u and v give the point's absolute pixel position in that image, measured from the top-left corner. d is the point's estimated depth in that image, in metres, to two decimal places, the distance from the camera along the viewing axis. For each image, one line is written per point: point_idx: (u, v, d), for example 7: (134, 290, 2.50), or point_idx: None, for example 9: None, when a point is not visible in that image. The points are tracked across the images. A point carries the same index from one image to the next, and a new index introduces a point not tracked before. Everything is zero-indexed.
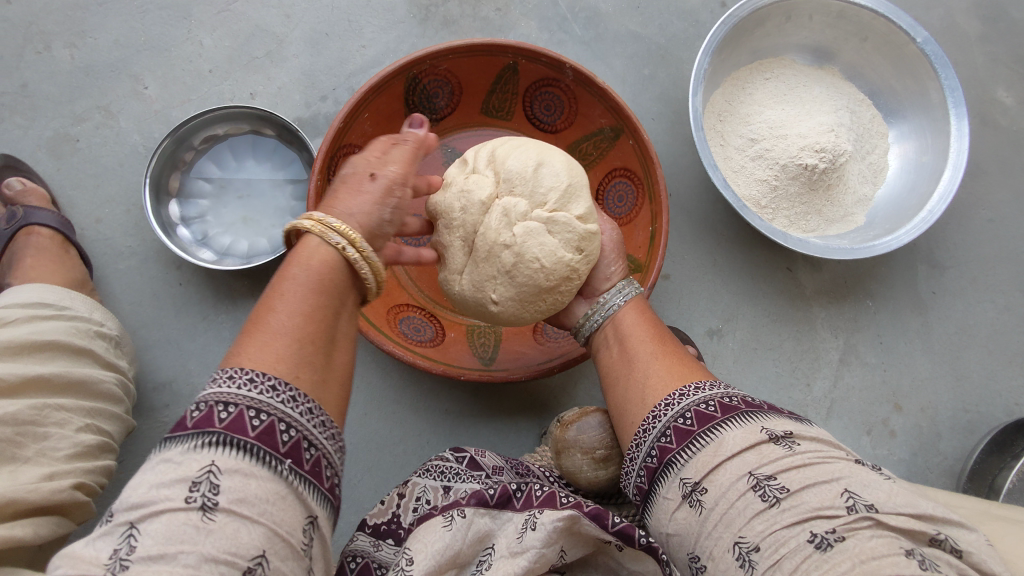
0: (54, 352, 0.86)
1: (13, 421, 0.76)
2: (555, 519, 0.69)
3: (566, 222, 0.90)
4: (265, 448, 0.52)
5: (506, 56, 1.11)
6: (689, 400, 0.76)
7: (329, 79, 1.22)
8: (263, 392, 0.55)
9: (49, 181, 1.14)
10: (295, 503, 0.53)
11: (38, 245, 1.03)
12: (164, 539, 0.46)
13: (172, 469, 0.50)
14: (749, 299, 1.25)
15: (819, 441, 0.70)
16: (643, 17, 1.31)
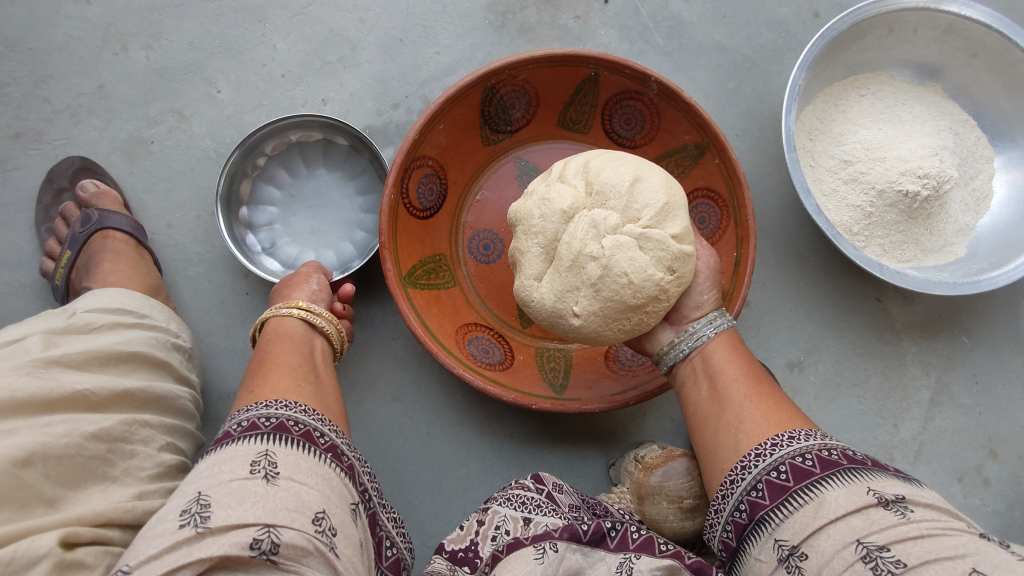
0: (137, 364, 0.84)
1: (105, 437, 0.73)
2: (655, 568, 0.67)
3: (661, 238, 0.84)
4: (306, 441, 0.63)
5: (588, 67, 1.06)
6: (784, 450, 0.71)
7: (402, 86, 1.19)
8: (296, 409, 0.67)
9: (122, 184, 1.14)
10: (341, 487, 0.63)
11: (114, 249, 1.02)
12: (239, 494, 0.55)
13: (228, 458, 0.59)
14: (834, 330, 1.17)
15: (935, 508, 0.64)
16: (729, 27, 1.24)
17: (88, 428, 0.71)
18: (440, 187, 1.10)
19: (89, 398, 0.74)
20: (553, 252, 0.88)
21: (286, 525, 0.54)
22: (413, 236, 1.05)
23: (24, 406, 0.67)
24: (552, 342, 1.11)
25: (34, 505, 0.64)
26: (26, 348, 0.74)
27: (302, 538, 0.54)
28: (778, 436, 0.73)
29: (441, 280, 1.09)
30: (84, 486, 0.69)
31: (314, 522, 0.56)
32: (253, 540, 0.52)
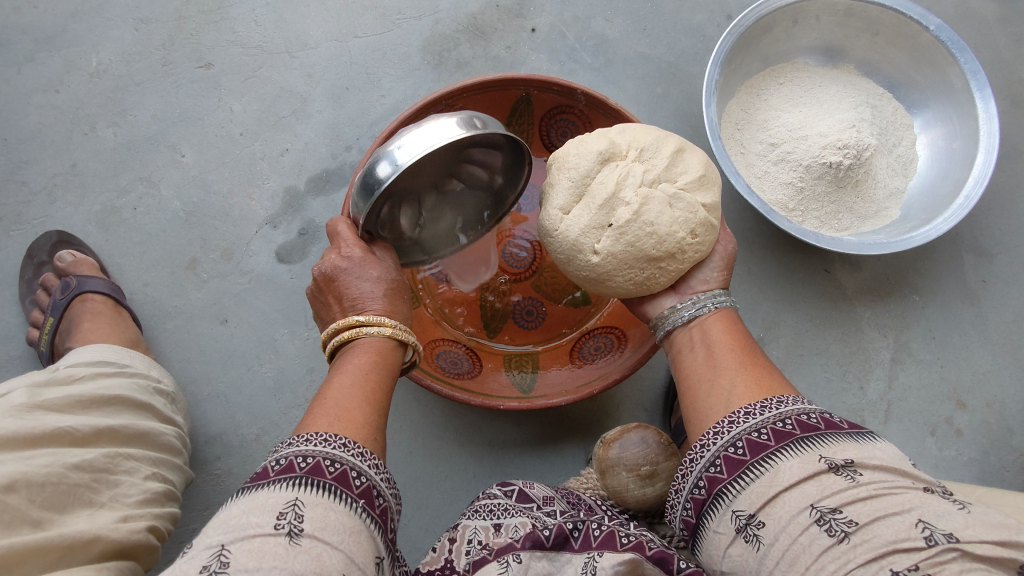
0: (119, 406, 0.90)
1: (88, 467, 0.80)
2: (616, 564, 0.67)
3: (691, 202, 0.88)
4: (339, 487, 0.61)
5: (518, 89, 1.14)
6: (740, 427, 0.68)
7: (353, 129, 1.27)
8: (336, 445, 0.65)
9: (100, 251, 1.21)
10: (368, 538, 0.61)
11: (93, 310, 1.09)
12: (258, 555, 0.53)
13: (259, 502, 0.58)
14: (789, 304, 1.22)
15: (887, 468, 0.62)
16: (651, 38, 1.34)
17: (71, 460, 0.79)
18: None
19: (74, 435, 0.81)
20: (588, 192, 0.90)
21: None
22: None
23: (7, 441, 0.76)
24: (517, 348, 1.16)
25: (19, 524, 0.71)
26: (14, 399, 0.82)
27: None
28: (757, 402, 0.70)
29: None
30: (71, 510, 0.77)
31: None
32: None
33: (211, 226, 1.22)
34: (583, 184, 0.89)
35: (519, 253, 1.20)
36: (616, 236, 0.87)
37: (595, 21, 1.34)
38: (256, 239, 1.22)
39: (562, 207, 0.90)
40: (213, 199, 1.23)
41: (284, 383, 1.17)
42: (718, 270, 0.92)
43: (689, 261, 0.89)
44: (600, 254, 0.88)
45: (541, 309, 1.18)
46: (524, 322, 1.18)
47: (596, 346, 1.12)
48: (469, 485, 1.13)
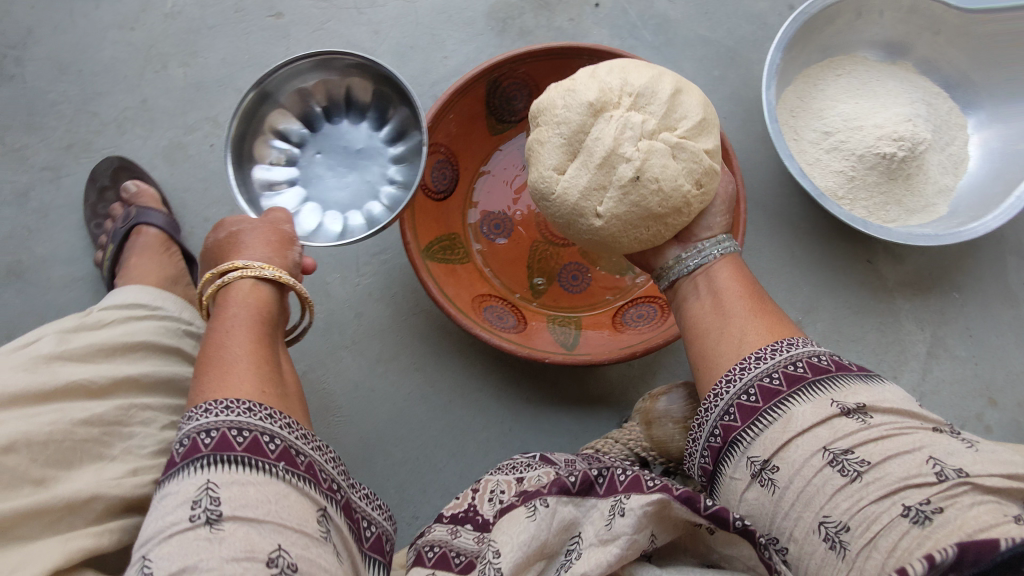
0: (144, 352, 0.87)
1: (98, 421, 0.76)
2: (644, 504, 0.69)
3: (693, 151, 0.89)
4: (220, 453, 0.65)
5: (581, 59, 1.16)
6: (752, 373, 0.72)
7: (415, 88, 1.30)
8: (239, 412, 0.69)
9: (164, 185, 1.25)
10: (301, 497, 0.67)
11: (145, 245, 1.11)
12: (184, 550, 0.59)
13: (172, 498, 0.63)
14: (829, 291, 1.25)
15: (897, 409, 0.66)
16: (712, 21, 1.36)
17: (77, 415, 0.74)
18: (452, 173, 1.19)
19: (90, 386, 0.77)
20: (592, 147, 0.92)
21: None
22: (431, 216, 1.15)
23: (18, 396, 0.71)
24: (562, 311, 1.19)
25: (21, 485, 0.67)
26: (39, 347, 0.78)
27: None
28: (767, 347, 0.74)
29: (456, 255, 1.17)
30: (79, 466, 0.72)
31: (269, 565, 0.60)
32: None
33: None
34: (567, 143, 0.91)
35: None
36: (620, 194, 0.89)
37: (658, 1, 1.36)
38: None
39: (553, 167, 0.92)
40: None
41: (332, 325, 1.19)
42: (721, 216, 0.94)
43: (693, 212, 0.91)
44: (605, 218, 0.90)
45: (587, 274, 1.21)
46: (569, 285, 1.21)
47: (639, 314, 1.14)
48: (504, 438, 1.16)
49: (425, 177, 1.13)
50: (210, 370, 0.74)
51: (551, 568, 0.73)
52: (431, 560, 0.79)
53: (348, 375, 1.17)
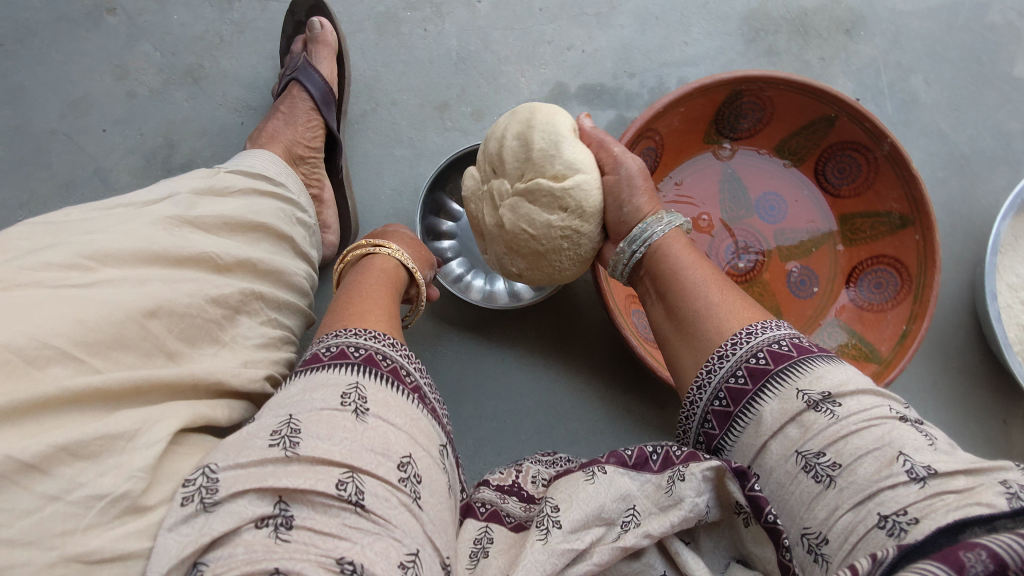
0: (261, 235, 0.74)
1: (224, 305, 0.64)
2: (705, 469, 0.58)
3: (546, 188, 0.84)
4: (367, 365, 0.62)
5: (832, 107, 1.09)
6: (717, 375, 0.64)
7: (644, 60, 1.23)
8: (383, 343, 0.67)
9: (367, 51, 1.19)
10: (429, 427, 0.62)
11: (291, 105, 1.02)
12: (329, 425, 0.53)
13: (319, 382, 0.58)
14: (954, 433, 1.19)
15: (863, 391, 0.56)
16: (958, 120, 1.27)
17: (210, 292, 0.62)
18: (652, 163, 1.15)
19: (216, 261, 0.65)
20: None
21: (369, 472, 0.52)
22: None
23: (157, 257, 0.60)
24: None
25: (158, 355, 0.55)
26: (165, 208, 0.66)
27: (384, 487, 0.52)
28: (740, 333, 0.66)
29: None
30: (200, 347, 0.60)
31: (398, 469, 0.54)
32: (338, 481, 0.50)
33: (475, 81, 1.19)
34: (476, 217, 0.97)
35: (741, 257, 1.19)
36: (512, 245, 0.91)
37: (914, 78, 1.27)
38: (510, 114, 1.19)
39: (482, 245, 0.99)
40: (488, 56, 1.20)
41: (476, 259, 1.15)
42: (641, 194, 0.84)
43: (585, 235, 0.87)
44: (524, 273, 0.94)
45: None
46: None
47: None
48: (591, 437, 1.14)
49: None
50: (346, 313, 0.75)
51: (604, 536, 0.61)
52: (483, 514, 0.73)
53: (470, 316, 1.17)
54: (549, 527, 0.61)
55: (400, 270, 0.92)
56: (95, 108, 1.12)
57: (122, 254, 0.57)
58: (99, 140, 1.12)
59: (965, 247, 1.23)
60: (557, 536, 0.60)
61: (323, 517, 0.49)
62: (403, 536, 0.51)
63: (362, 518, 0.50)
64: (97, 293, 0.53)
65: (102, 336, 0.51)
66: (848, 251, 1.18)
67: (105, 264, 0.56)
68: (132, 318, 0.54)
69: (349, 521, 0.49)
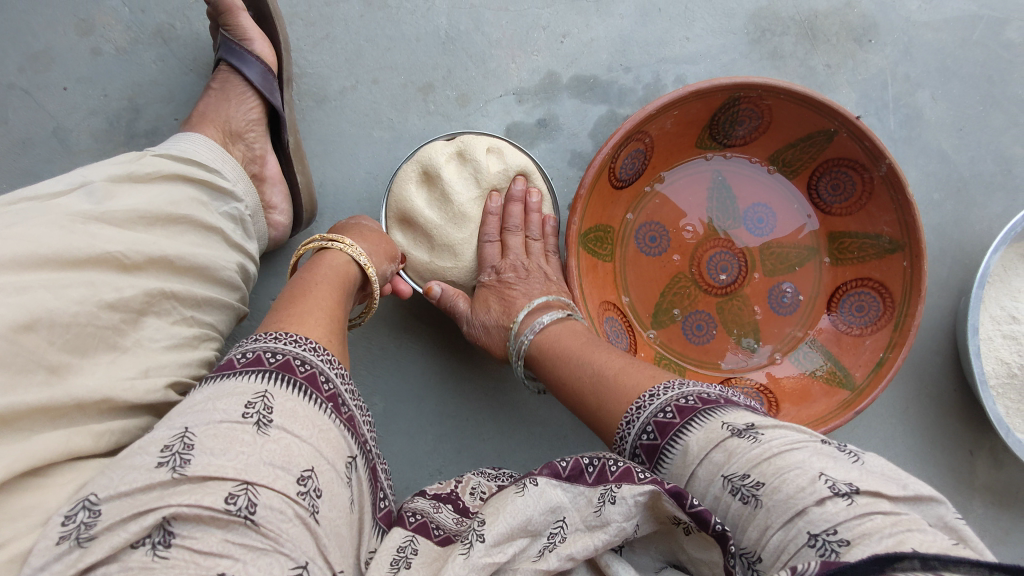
0: (185, 227, 0.80)
1: (123, 308, 0.68)
2: (638, 494, 0.57)
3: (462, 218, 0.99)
4: (281, 372, 0.62)
5: (831, 122, 1.04)
6: (646, 411, 0.66)
7: (641, 54, 1.17)
8: (303, 348, 0.67)
9: (349, 23, 1.12)
10: (340, 440, 0.62)
11: (221, 79, 1.00)
12: (225, 440, 0.54)
13: (228, 391, 0.59)
14: (918, 460, 1.19)
15: (783, 424, 0.58)
16: (961, 141, 1.22)
17: (107, 297, 0.66)
18: (640, 165, 1.10)
19: (122, 261, 0.70)
20: (440, 181, 0.99)
21: (265, 484, 0.53)
22: (602, 201, 1.07)
23: (47, 261, 0.62)
24: (671, 354, 1.14)
25: (34, 370, 0.58)
26: (74, 202, 0.70)
27: (280, 499, 0.53)
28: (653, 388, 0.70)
29: (603, 250, 1.11)
30: (93, 355, 0.64)
31: (298, 483, 0.55)
32: (230, 494, 0.52)
33: (462, 64, 1.13)
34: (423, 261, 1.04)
35: (723, 269, 1.16)
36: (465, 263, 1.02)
37: (922, 93, 1.22)
38: (497, 102, 1.14)
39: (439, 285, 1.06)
40: (478, 38, 1.14)
41: None
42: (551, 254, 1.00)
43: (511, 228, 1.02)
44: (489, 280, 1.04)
45: (713, 330, 1.15)
46: (692, 334, 1.15)
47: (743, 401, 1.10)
48: (554, 441, 1.13)
49: (618, 161, 1.04)
50: (285, 312, 0.74)
51: (527, 548, 0.60)
52: (412, 524, 0.67)
53: (439, 308, 1.13)
54: (473, 540, 0.58)
55: (353, 269, 0.90)
56: (56, 62, 1.06)
57: (4, 261, 0.59)
58: (59, 98, 1.06)
59: (952, 272, 1.20)
60: (479, 550, 0.57)
61: (207, 533, 0.50)
62: (293, 549, 0.52)
63: (250, 530, 0.51)
64: None
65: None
66: (833, 269, 1.15)
67: None
68: (2, 336, 0.56)
69: (235, 535, 0.51)
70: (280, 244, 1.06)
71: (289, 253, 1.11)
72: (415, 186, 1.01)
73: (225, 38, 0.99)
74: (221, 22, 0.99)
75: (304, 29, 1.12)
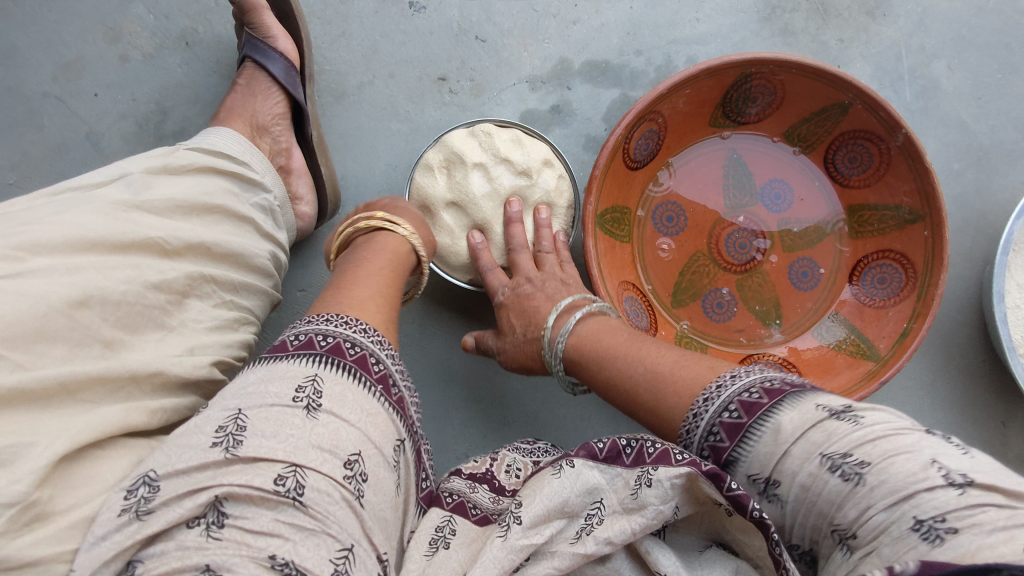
0: (219, 217, 0.83)
1: (167, 289, 0.71)
2: (674, 476, 0.59)
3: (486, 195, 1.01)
4: (331, 355, 0.64)
5: (845, 94, 1.04)
6: (730, 390, 0.62)
7: (652, 36, 1.18)
8: (354, 330, 0.69)
9: (364, 19, 1.15)
10: (387, 422, 0.64)
11: (246, 77, 1.04)
12: (276, 423, 0.57)
13: (279, 375, 0.61)
14: (949, 433, 1.17)
15: (885, 410, 0.55)
16: (981, 110, 1.21)
17: (153, 279, 0.69)
18: (654, 145, 1.11)
19: (163, 246, 0.73)
20: (461, 165, 1.01)
21: (314, 467, 0.55)
22: (617, 182, 1.08)
23: (95, 244, 0.66)
24: (694, 333, 1.14)
25: (90, 345, 0.62)
26: (116, 193, 0.73)
27: (327, 483, 0.55)
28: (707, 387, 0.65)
29: (620, 230, 1.11)
30: (142, 332, 0.68)
31: (345, 466, 0.57)
32: (278, 476, 0.54)
33: (476, 53, 1.16)
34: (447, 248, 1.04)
35: (741, 246, 1.16)
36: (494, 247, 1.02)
37: (938, 63, 1.21)
38: (511, 90, 1.16)
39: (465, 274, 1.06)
40: (491, 29, 1.16)
41: None
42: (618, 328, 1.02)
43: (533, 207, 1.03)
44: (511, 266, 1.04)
45: (733, 308, 1.15)
46: (712, 311, 1.15)
47: (768, 373, 1.10)
48: (581, 423, 1.14)
49: (632, 141, 1.05)
50: (335, 293, 0.77)
51: (564, 530, 0.63)
52: (448, 504, 0.70)
53: (463, 295, 1.15)
54: (510, 523, 0.61)
55: (406, 249, 0.91)
56: (87, 69, 1.10)
57: (56, 244, 0.63)
58: (90, 104, 1.10)
59: (976, 243, 1.19)
60: (517, 532, 0.60)
61: (258, 513, 0.53)
62: (339, 532, 0.54)
63: (299, 512, 0.53)
64: (23, 285, 0.58)
65: (23, 332, 0.56)
66: (854, 243, 1.15)
67: (37, 254, 0.61)
68: (56, 310, 0.59)
69: (284, 516, 0.53)
70: (305, 236, 1.09)
71: (314, 245, 1.13)
72: (438, 174, 1.03)
73: (249, 37, 1.03)
74: (244, 21, 1.03)
75: (321, 27, 1.15)
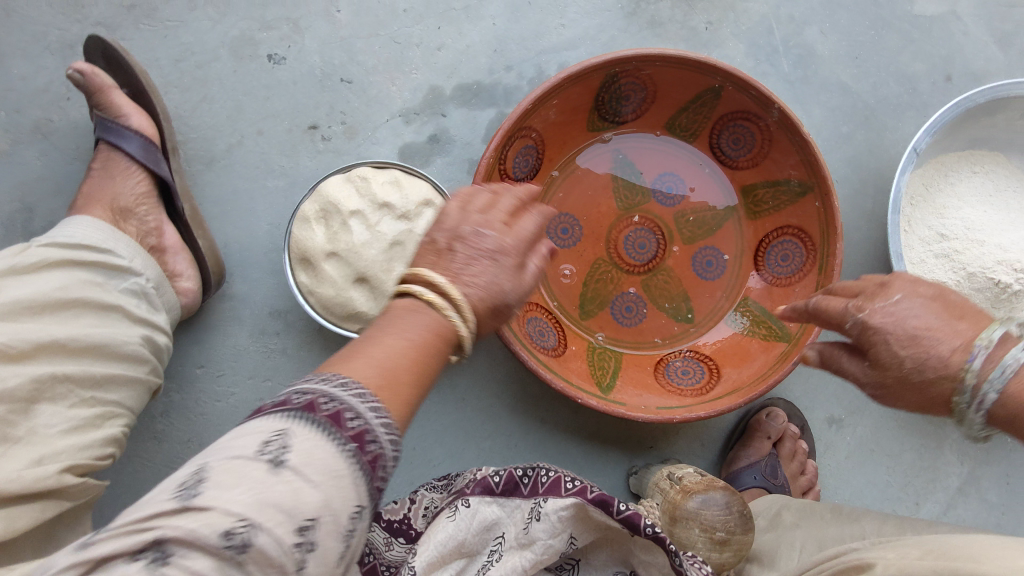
0: (78, 311, 0.80)
1: (7, 398, 0.71)
2: (559, 509, 0.72)
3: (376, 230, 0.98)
4: (305, 411, 0.49)
5: (713, 79, 1.02)
6: None
7: (519, 50, 1.16)
8: (335, 384, 0.52)
9: (224, 80, 1.12)
10: (350, 487, 0.48)
11: (105, 159, 1.00)
12: (234, 476, 0.44)
13: (249, 425, 0.48)
14: None
15: None
16: (860, 70, 1.21)
17: None
18: (535, 160, 1.09)
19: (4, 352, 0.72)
20: (337, 214, 0.99)
21: (264, 527, 0.43)
22: None
23: None
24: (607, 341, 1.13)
25: None
26: None
27: (274, 548, 0.43)
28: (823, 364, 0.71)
29: None
30: None
31: (297, 533, 0.44)
32: (227, 531, 0.42)
33: (343, 96, 1.13)
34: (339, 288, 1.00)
35: (641, 246, 1.15)
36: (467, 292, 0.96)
37: (809, 30, 1.21)
38: (385, 127, 1.14)
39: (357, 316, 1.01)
40: (355, 68, 1.14)
41: None
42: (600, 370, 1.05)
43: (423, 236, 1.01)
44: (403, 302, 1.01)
45: (643, 309, 1.14)
46: (622, 316, 1.14)
47: (684, 369, 1.10)
48: (510, 451, 1.12)
49: (507, 161, 1.03)
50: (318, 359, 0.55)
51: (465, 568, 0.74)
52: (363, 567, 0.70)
53: None
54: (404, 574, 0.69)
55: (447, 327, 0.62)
56: None
57: None
58: None
59: (876, 202, 1.19)
60: None
61: (203, 557, 0.42)
62: None
63: None
64: None
65: None
66: (754, 223, 1.14)
67: None
68: None
69: None
70: (195, 311, 1.06)
71: (208, 318, 1.11)
72: (314, 225, 1.01)
73: (101, 118, 0.99)
74: (94, 102, 1.00)
75: (180, 95, 1.12)
